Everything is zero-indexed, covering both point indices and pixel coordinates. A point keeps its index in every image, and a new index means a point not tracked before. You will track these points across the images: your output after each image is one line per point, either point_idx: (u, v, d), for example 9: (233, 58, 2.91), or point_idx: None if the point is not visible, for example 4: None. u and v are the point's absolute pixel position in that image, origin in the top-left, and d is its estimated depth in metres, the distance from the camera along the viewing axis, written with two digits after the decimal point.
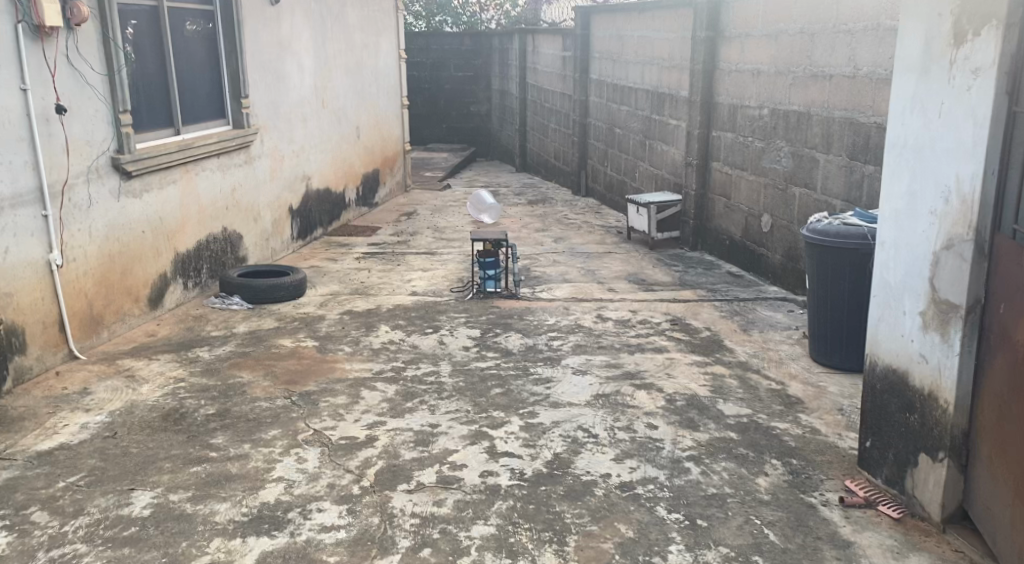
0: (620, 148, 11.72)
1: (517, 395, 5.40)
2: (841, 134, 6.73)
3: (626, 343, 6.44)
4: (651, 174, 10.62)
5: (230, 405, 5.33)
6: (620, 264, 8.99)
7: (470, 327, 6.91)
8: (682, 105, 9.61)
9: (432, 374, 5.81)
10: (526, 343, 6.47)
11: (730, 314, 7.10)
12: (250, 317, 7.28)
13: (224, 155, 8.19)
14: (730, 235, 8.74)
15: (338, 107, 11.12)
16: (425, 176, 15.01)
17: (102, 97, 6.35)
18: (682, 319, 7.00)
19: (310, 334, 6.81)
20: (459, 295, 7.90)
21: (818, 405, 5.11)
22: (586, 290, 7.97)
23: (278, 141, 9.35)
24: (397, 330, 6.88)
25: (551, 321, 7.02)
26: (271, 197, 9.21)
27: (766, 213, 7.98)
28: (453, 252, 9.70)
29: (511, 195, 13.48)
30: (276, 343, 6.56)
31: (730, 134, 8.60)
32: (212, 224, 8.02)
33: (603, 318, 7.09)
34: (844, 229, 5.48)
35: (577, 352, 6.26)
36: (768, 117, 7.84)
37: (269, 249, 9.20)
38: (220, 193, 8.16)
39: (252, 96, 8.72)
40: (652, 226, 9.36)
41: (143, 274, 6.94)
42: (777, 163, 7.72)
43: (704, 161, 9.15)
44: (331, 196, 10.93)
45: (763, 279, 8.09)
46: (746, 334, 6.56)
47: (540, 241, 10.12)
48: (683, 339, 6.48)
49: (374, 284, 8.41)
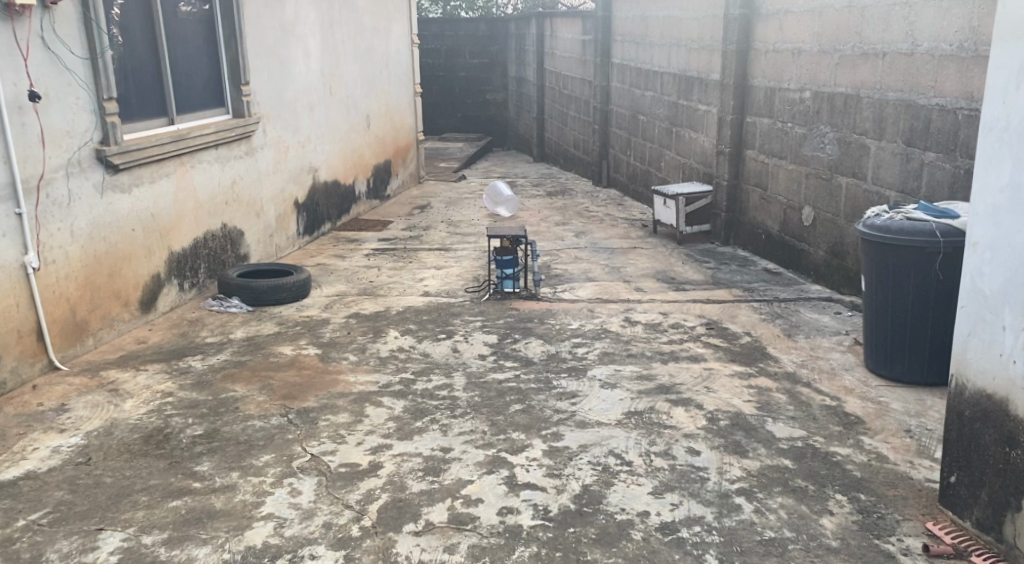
0: (645, 136, 11.10)
1: (539, 413, 4.83)
2: (896, 118, 6.11)
3: (658, 350, 5.86)
4: (678, 163, 10.01)
5: (220, 424, 4.78)
6: (648, 261, 8.39)
7: (487, 332, 6.35)
8: (713, 90, 8.98)
9: (445, 388, 5.25)
10: (548, 351, 5.89)
11: (771, 317, 6.50)
12: (250, 320, 6.75)
13: (223, 146, 7.63)
14: (766, 228, 8.13)
15: (347, 95, 10.56)
16: (439, 167, 14.43)
17: (85, 83, 5.80)
18: (719, 322, 6.40)
19: (313, 340, 6.27)
20: (476, 294, 7.35)
21: (882, 425, 4.52)
22: (612, 289, 7.39)
23: (282, 130, 8.79)
24: (408, 336, 6.32)
25: (575, 326, 6.44)
26: (275, 190, 8.66)
27: (808, 204, 7.37)
28: (468, 248, 9.13)
29: (529, 186, 12.90)
30: (275, 351, 6.02)
31: (767, 119, 7.97)
32: (210, 220, 7.48)
33: (631, 321, 6.50)
34: (909, 224, 4.89)
35: (604, 361, 5.68)
36: (810, 101, 7.22)
37: (273, 246, 8.66)
38: (219, 187, 7.61)
39: (254, 83, 8.16)
40: (680, 219, 8.77)
41: (134, 275, 6.41)
42: (820, 151, 7.11)
43: (737, 149, 8.52)
44: (340, 189, 10.39)
45: (804, 276, 7.48)
46: (790, 340, 5.96)
47: (560, 236, 9.53)
48: (722, 347, 5.89)
49: (384, 283, 7.87)
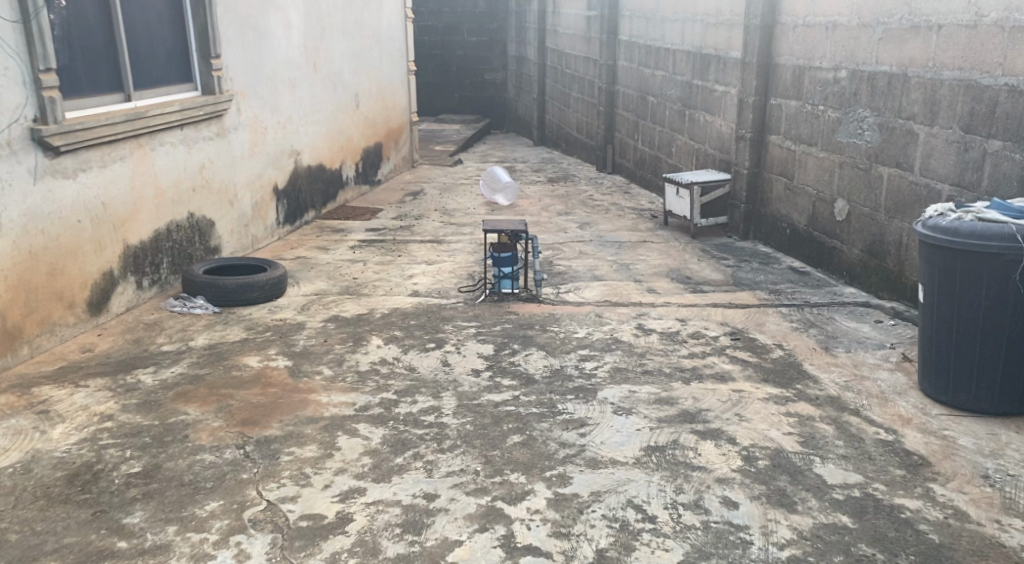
0: (654, 120, 10.32)
1: (542, 447, 4.08)
2: (952, 100, 5.36)
3: (678, 367, 5.10)
4: (692, 149, 9.23)
5: (162, 459, 4.01)
6: (659, 257, 7.63)
7: (482, 342, 5.59)
8: (733, 69, 8.20)
9: (432, 413, 4.50)
10: (551, 366, 5.13)
11: (803, 326, 5.74)
12: (215, 324, 5.99)
13: (189, 126, 6.83)
14: (792, 222, 7.36)
15: (334, 72, 9.76)
16: (434, 149, 13.64)
17: (14, 52, 5.02)
18: (745, 332, 5.65)
19: (283, 349, 5.51)
20: (470, 295, 6.60)
21: (953, 468, 3.79)
22: (622, 290, 6.63)
23: (258, 110, 7.98)
24: (392, 345, 5.57)
25: (582, 335, 5.69)
26: (250, 175, 7.86)
27: (843, 196, 6.61)
28: (462, 240, 8.37)
29: (529, 171, 12.12)
30: (239, 363, 5.25)
31: (795, 102, 7.18)
32: (174, 209, 6.68)
33: (645, 330, 5.75)
34: (982, 226, 4.16)
35: (617, 379, 4.93)
36: (847, 82, 6.44)
37: (248, 237, 7.88)
38: (184, 172, 6.81)
39: (226, 57, 7.35)
40: (695, 211, 8.04)
41: (81, 273, 5.63)
42: (858, 138, 6.34)
43: (760, 134, 7.74)
44: (325, 173, 9.61)
45: (835, 277, 6.72)
46: (830, 355, 5.21)
47: (563, 227, 8.76)
48: (750, 363, 5.14)
49: (369, 280, 7.11)
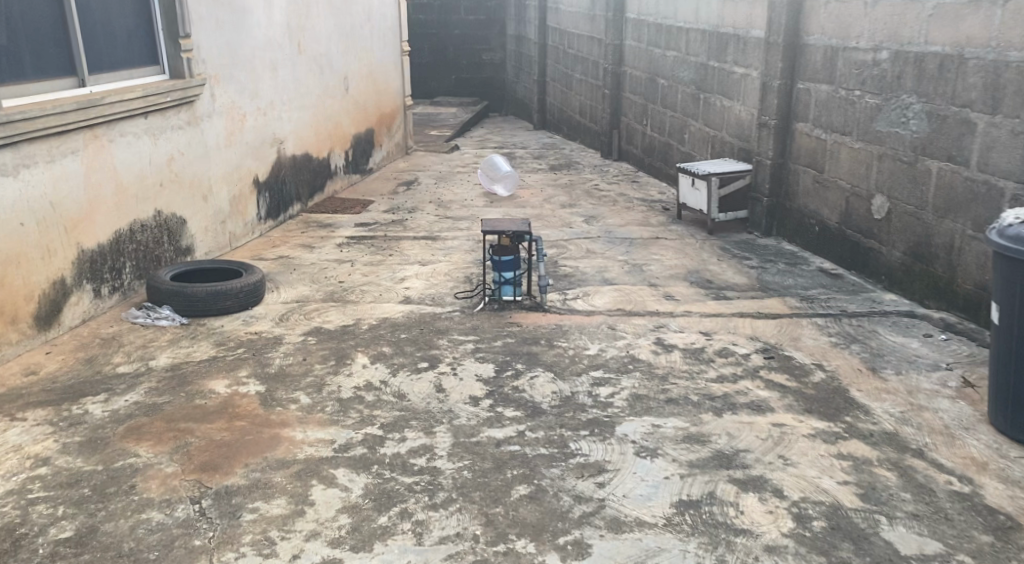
0: (664, 104, 9.64)
1: (554, 502, 3.44)
2: (1021, 85, 4.76)
3: (707, 394, 4.45)
4: (706, 137, 8.56)
5: (100, 519, 3.36)
6: (675, 256, 6.97)
7: (482, 361, 4.95)
8: (754, 49, 7.51)
9: (423, 454, 3.86)
10: (560, 392, 4.49)
11: (844, 342, 5.09)
12: (181, 338, 5.33)
13: (155, 114, 6.15)
14: (821, 219, 6.69)
15: (321, 52, 9.05)
16: (430, 134, 12.94)
17: None
18: (778, 349, 5.00)
19: (256, 369, 4.86)
20: (468, 302, 5.96)
21: None
22: (635, 297, 5.98)
23: (236, 95, 7.29)
24: (380, 365, 4.92)
25: (594, 352, 5.03)
26: (226, 166, 7.18)
27: (881, 192, 5.95)
28: (459, 236, 7.72)
29: (529, 158, 11.45)
30: (204, 388, 4.60)
31: (826, 86, 6.51)
32: (138, 207, 6.01)
33: (666, 345, 5.11)
34: None
35: (637, 409, 4.29)
36: (888, 64, 5.76)
37: (225, 234, 7.20)
38: (150, 165, 6.13)
39: (199, 36, 6.65)
40: (713, 205, 7.38)
41: (26, 283, 4.99)
42: (902, 127, 5.68)
43: (785, 121, 7.06)
44: (312, 163, 8.92)
45: (872, 281, 6.07)
46: (878, 378, 4.57)
47: (568, 221, 8.09)
48: (789, 389, 4.48)
49: (357, 284, 6.45)
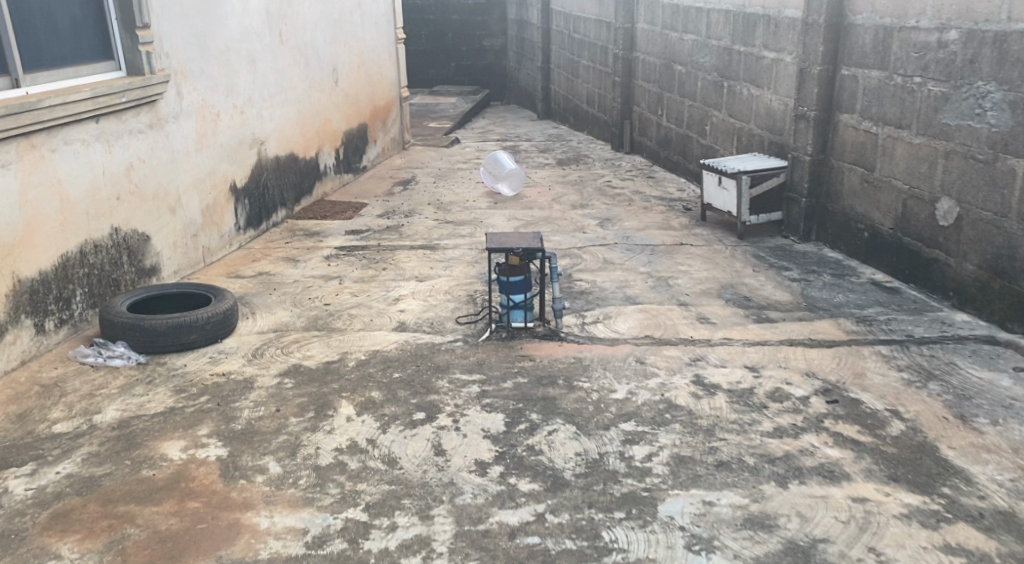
0: (682, 92, 8.79)
1: None
2: None
3: (765, 455, 3.65)
4: (732, 128, 7.71)
5: None
6: (705, 267, 6.14)
7: (489, 409, 4.14)
8: (789, 31, 6.66)
9: (420, 551, 3.12)
10: (584, 454, 3.70)
11: (919, 379, 4.29)
12: (136, 382, 4.52)
13: (110, 117, 5.33)
14: (872, 223, 5.86)
15: (305, 43, 8.20)
16: (428, 127, 12.09)
17: None
18: (842, 391, 4.20)
19: (220, 426, 4.05)
20: (471, 329, 5.15)
21: None
22: (665, 319, 5.17)
23: (207, 92, 6.47)
24: (368, 416, 4.12)
25: (622, 396, 4.22)
26: (197, 173, 6.35)
27: (949, 194, 5.13)
28: (462, 245, 6.91)
29: (535, 152, 10.61)
30: (155, 453, 3.80)
31: (877, 72, 5.67)
32: (90, 225, 5.20)
33: (707, 385, 4.30)
34: None
35: (681, 478, 3.51)
36: (958, 46, 4.95)
37: (198, 250, 6.38)
38: (105, 176, 5.31)
39: (163, 26, 5.83)
40: (744, 206, 6.54)
41: None
42: (979, 120, 4.86)
43: (826, 112, 6.23)
44: (298, 163, 8.10)
45: (939, 298, 5.25)
46: (971, 430, 3.78)
47: (581, 226, 7.27)
48: (864, 447, 3.69)
49: (345, 306, 5.64)
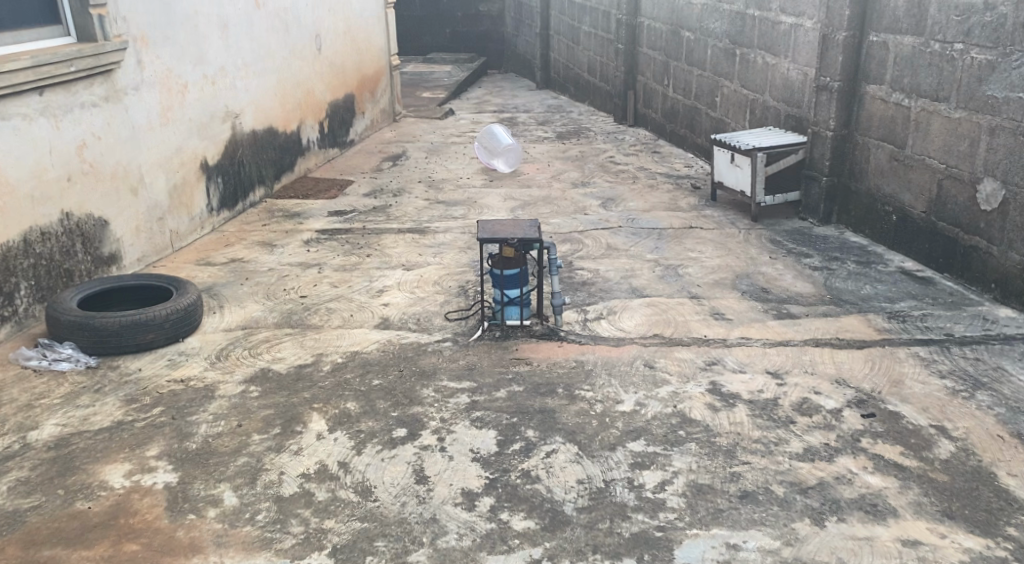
0: (691, 61, 8.22)
1: None
2: None
3: (797, 484, 3.16)
4: (745, 99, 7.15)
5: None
6: (717, 253, 5.62)
7: (480, 424, 3.65)
8: None
9: None
10: (588, 482, 3.21)
11: (965, 388, 3.79)
12: (82, 391, 4.02)
13: (58, 89, 4.80)
14: (903, 205, 5.33)
15: (284, 7, 7.61)
16: (421, 97, 11.51)
17: None
18: (880, 402, 3.70)
19: (172, 444, 3.55)
20: (461, 325, 4.65)
21: None
22: (676, 315, 4.66)
23: (173, 60, 5.91)
24: (341, 432, 3.62)
25: (630, 409, 3.72)
26: (163, 149, 5.81)
27: (995, 175, 4.61)
28: (454, 227, 6.39)
29: (533, 124, 10.04)
30: (93, 480, 3.31)
31: (911, 37, 5.12)
32: (35, 210, 4.68)
33: (727, 395, 3.80)
34: None
35: (700, 514, 3.02)
36: (1009, 8, 4.41)
37: (165, 235, 5.85)
38: (53, 155, 4.78)
39: None
40: (759, 185, 6.01)
41: None
42: None
43: (852, 82, 5.68)
44: (277, 138, 7.54)
45: (978, 290, 4.75)
46: None
47: (582, 206, 6.73)
48: (913, 473, 3.20)
49: (323, 299, 5.13)
